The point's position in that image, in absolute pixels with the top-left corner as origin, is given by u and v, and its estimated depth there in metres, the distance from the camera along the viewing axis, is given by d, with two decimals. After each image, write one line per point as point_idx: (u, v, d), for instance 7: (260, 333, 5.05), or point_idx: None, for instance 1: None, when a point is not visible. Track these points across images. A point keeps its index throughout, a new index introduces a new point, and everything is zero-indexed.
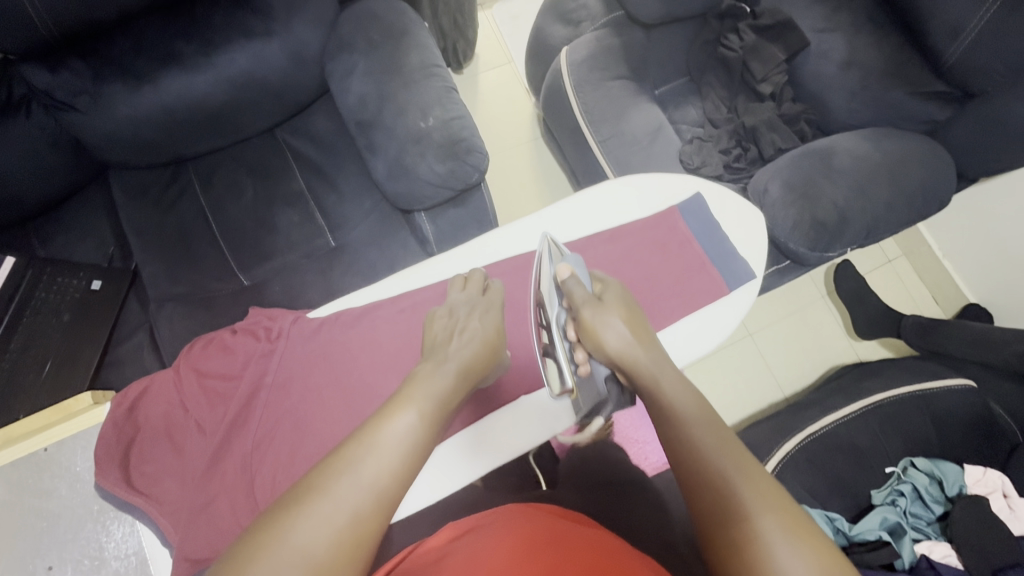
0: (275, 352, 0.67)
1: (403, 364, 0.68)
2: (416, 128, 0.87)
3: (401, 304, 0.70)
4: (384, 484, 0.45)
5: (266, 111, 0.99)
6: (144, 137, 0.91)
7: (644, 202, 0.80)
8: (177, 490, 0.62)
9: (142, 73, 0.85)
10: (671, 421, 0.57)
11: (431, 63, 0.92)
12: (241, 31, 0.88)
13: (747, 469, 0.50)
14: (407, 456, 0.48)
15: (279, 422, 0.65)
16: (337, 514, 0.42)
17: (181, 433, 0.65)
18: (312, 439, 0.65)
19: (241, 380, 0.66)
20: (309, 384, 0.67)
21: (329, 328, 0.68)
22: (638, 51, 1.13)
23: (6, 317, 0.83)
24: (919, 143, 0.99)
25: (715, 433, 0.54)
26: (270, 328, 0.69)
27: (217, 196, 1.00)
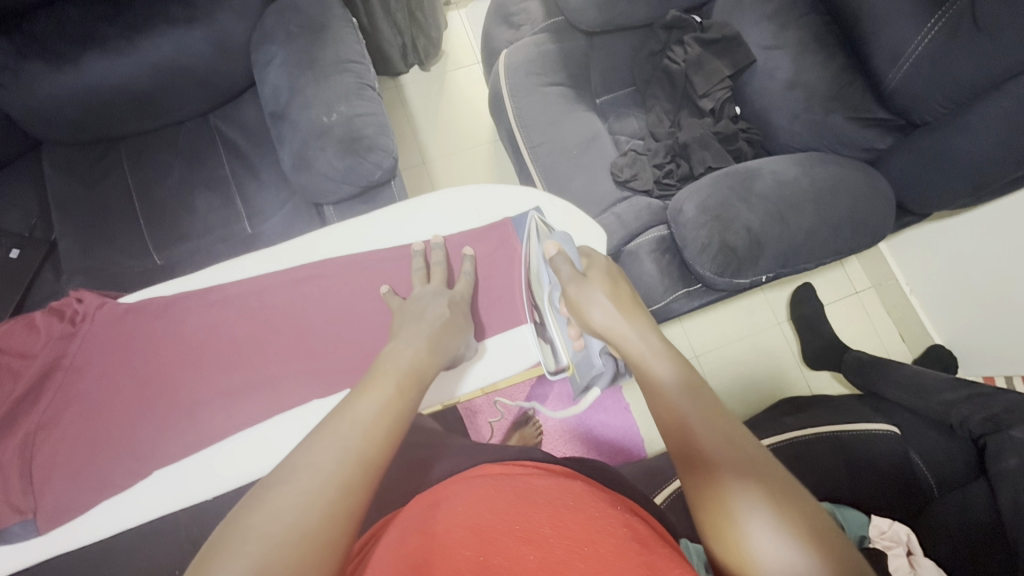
0: (76, 334, 0.65)
1: (206, 358, 0.66)
2: (319, 123, 0.88)
3: (210, 297, 0.66)
4: (369, 455, 0.46)
5: (194, 97, 1.01)
6: (69, 115, 0.95)
7: (481, 214, 0.75)
8: None
9: (65, 55, 0.89)
10: (669, 413, 0.52)
11: (346, 59, 0.92)
12: (163, 19, 0.91)
13: (760, 481, 0.44)
14: (389, 429, 0.49)
15: (70, 404, 0.64)
16: (319, 482, 0.43)
17: None
18: (100, 426, 0.64)
19: (36, 359, 0.64)
20: (105, 370, 0.65)
21: (134, 315, 0.65)
22: (579, 59, 1.11)
23: None
24: (854, 171, 0.94)
25: (723, 439, 0.48)
26: (76, 310, 0.66)
27: (142, 176, 1.02)
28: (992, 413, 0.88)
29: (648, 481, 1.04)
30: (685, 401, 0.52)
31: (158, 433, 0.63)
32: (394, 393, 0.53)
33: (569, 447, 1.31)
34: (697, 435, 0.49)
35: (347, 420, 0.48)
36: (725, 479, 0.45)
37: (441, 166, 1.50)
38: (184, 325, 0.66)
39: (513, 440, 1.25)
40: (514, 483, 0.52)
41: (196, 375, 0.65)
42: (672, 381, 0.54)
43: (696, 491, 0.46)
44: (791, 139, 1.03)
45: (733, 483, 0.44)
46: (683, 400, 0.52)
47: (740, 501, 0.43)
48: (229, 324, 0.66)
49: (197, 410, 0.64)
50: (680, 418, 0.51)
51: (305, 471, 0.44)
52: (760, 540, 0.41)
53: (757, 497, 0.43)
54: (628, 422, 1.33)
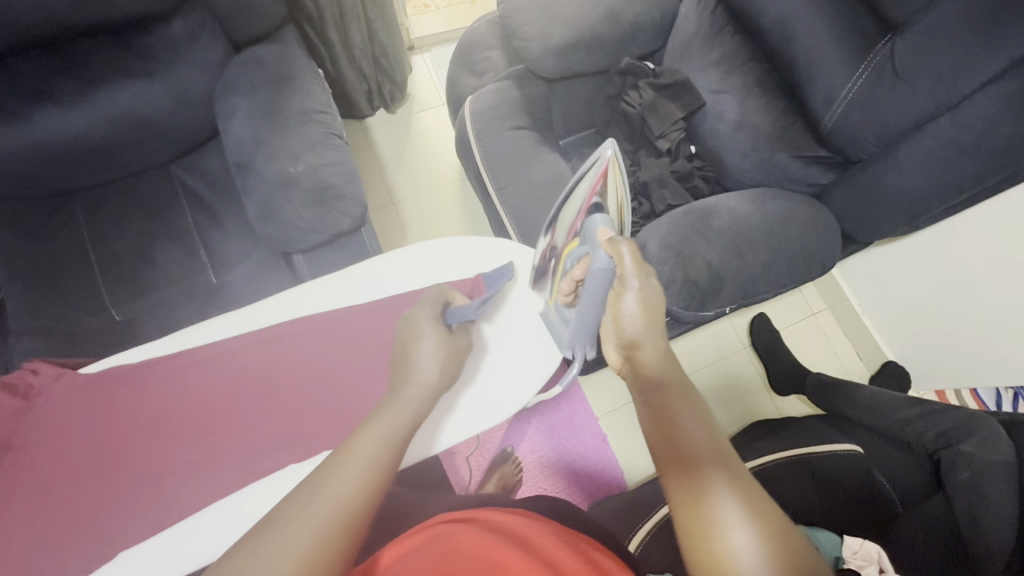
0: (30, 410, 0.63)
1: (171, 426, 0.64)
2: (285, 172, 0.88)
3: (180, 361, 0.66)
4: (350, 509, 0.48)
5: (153, 148, 1.00)
6: (18, 170, 0.92)
7: (454, 265, 0.76)
8: None
9: (13, 111, 0.86)
10: (662, 405, 0.54)
11: (313, 109, 0.93)
12: (122, 73, 0.91)
13: (736, 479, 0.46)
14: (375, 477, 0.51)
15: (21, 486, 0.60)
16: (317, 522, 0.46)
17: None
18: (55, 508, 0.59)
19: None
20: (59, 445, 0.61)
21: (93, 384, 0.64)
22: (540, 104, 1.15)
23: None
24: (800, 206, 1.00)
25: (708, 437, 0.50)
26: (30, 384, 0.64)
27: (99, 229, 0.99)
28: (943, 429, 0.94)
29: (628, 514, 1.04)
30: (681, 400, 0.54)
31: (119, 511, 0.60)
32: (391, 444, 0.54)
33: (549, 483, 1.30)
34: (684, 428, 0.51)
35: (338, 472, 0.50)
36: (705, 468, 0.47)
37: (411, 205, 1.51)
38: (149, 388, 0.64)
39: (493, 481, 1.23)
40: (487, 527, 0.50)
41: (160, 445, 0.63)
42: (670, 380, 0.57)
43: (674, 475, 0.48)
44: (743, 175, 1.10)
45: (710, 474, 0.47)
46: (677, 396, 0.54)
47: (717, 490, 0.45)
48: (198, 388, 0.65)
49: (162, 484, 0.61)
50: (671, 405, 0.54)
51: (307, 512, 0.46)
52: (726, 524, 0.43)
53: (729, 489, 0.46)
54: (606, 455, 1.34)
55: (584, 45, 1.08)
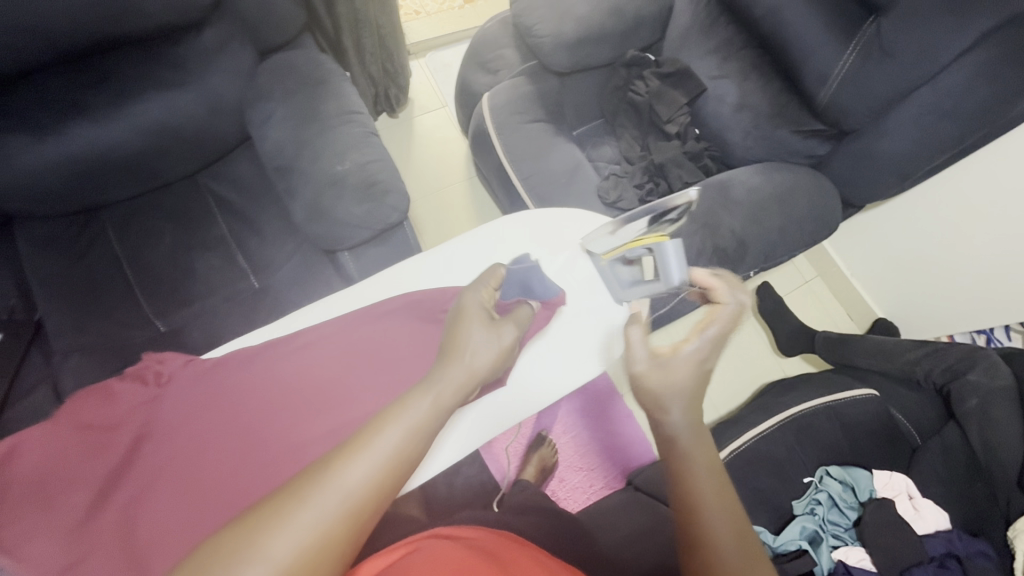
0: (164, 396, 0.61)
1: (307, 400, 0.62)
2: (332, 171, 0.90)
3: (300, 340, 0.67)
4: (361, 502, 0.41)
5: (185, 159, 1.00)
6: (53, 186, 0.90)
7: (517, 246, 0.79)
8: (42, 548, 0.49)
9: (50, 126, 0.85)
10: (664, 427, 0.54)
11: (349, 110, 0.96)
12: (156, 83, 0.90)
13: (722, 497, 0.52)
14: (394, 471, 0.44)
15: (162, 468, 0.56)
16: (327, 509, 0.40)
17: (54, 486, 0.53)
18: (199, 489, 0.55)
19: (122, 429, 0.58)
20: (197, 426, 0.59)
21: (224, 368, 0.64)
22: (553, 97, 1.21)
23: None
24: (803, 174, 1.09)
25: (704, 455, 0.53)
26: (160, 372, 0.63)
27: (134, 243, 0.98)
28: (948, 364, 1.05)
29: None
30: (680, 425, 0.53)
31: (270, 483, 0.56)
32: (409, 426, 0.46)
33: (584, 462, 1.35)
34: (685, 445, 0.53)
35: (363, 450, 0.43)
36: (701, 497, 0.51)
37: (422, 205, 1.54)
38: (255, 380, 0.62)
39: (533, 465, 1.26)
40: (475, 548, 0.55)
41: (298, 417, 0.61)
42: (670, 395, 0.54)
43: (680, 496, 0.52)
44: (746, 152, 1.19)
45: (705, 499, 0.51)
46: (676, 413, 0.54)
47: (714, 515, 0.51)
48: (321, 362, 0.65)
49: (303, 457, 0.58)
50: (672, 429, 0.53)
51: (318, 496, 0.40)
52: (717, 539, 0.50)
53: (717, 505, 0.52)
54: (635, 431, 1.38)
55: (594, 39, 1.14)
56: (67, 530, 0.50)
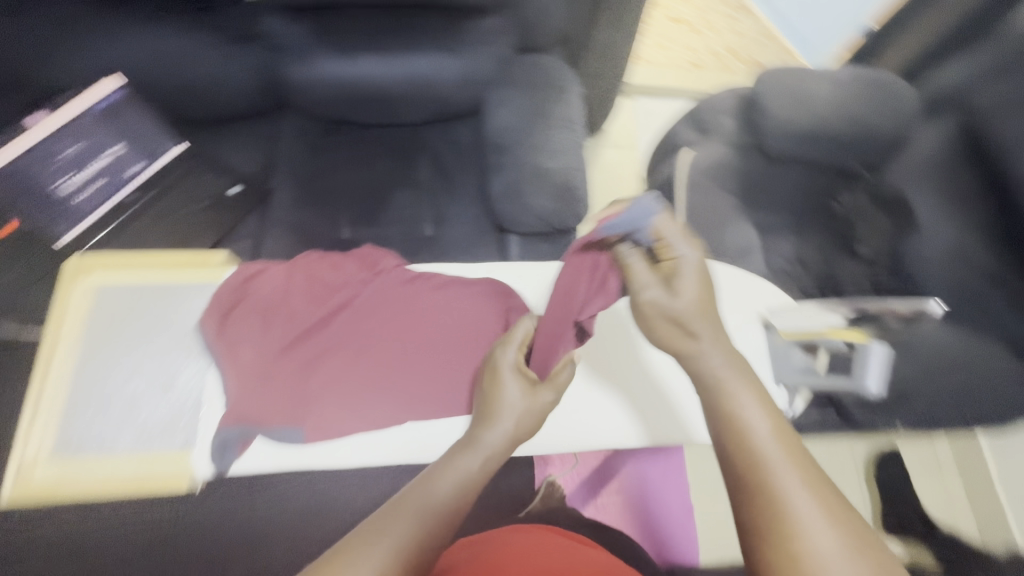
0: (371, 282, 0.73)
1: (465, 339, 0.68)
2: (541, 165, 0.99)
3: (478, 288, 0.72)
4: (423, 553, 0.43)
5: (423, 109, 1.13)
6: (325, 95, 1.08)
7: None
8: (253, 355, 0.66)
9: (347, 49, 1.02)
10: (736, 425, 0.44)
11: (573, 120, 1.05)
12: (436, 45, 1.03)
13: (816, 488, 0.40)
14: (450, 519, 0.46)
15: (346, 337, 0.68)
16: (393, 561, 0.41)
17: (275, 314, 0.70)
18: (364, 364, 0.67)
19: (335, 294, 0.72)
20: (381, 318, 0.69)
21: (415, 283, 0.72)
22: (754, 177, 1.21)
23: (150, 190, 1.00)
24: (1001, 354, 1.01)
25: (785, 440, 0.43)
26: (376, 264, 0.76)
27: (356, 160, 1.15)
28: None
29: None
30: (745, 400, 0.46)
31: (411, 390, 0.65)
32: (481, 466, 0.51)
33: None
34: (758, 438, 0.43)
35: (422, 504, 0.46)
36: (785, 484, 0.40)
37: None
38: (427, 309, 0.70)
39: None
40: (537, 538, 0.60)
41: (455, 349, 0.68)
42: (743, 399, 0.46)
43: (741, 487, 0.41)
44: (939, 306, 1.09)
45: (784, 478, 0.41)
46: (752, 409, 0.45)
47: (796, 492, 0.40)
48: (487, 315, 0.69)
49: (445, 382, 0.66)
50: (745, 419, 0.45)
51: (377, 548, 0.42)
52: (801, 527, 0.38)
53: (805, 489, 0.40)
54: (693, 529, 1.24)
55: (820, 139, 1.13)
56: (273, 352, 0.67)
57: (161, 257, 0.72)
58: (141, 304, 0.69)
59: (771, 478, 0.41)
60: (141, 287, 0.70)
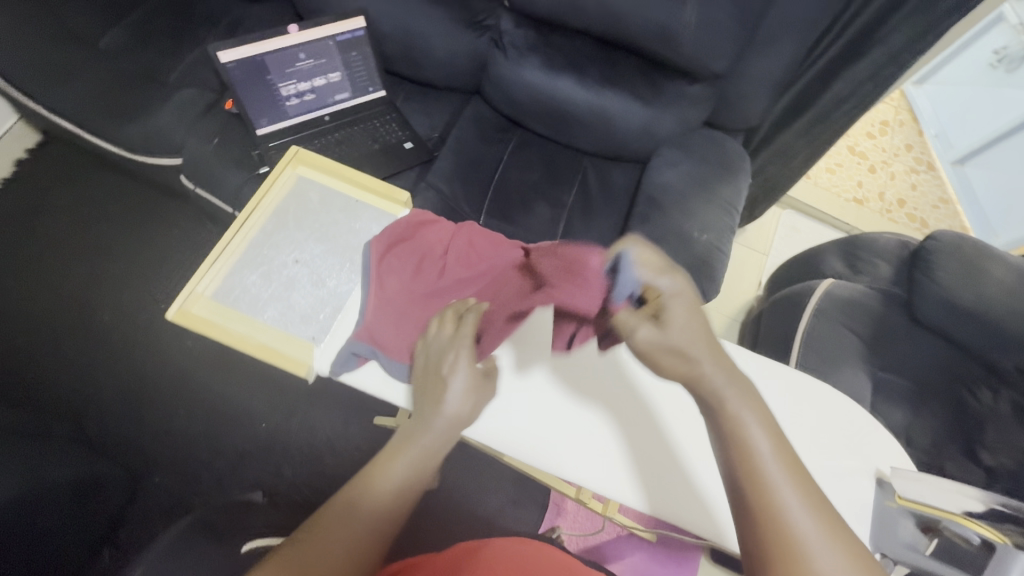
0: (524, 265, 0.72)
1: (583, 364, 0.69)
2: (689, 233, 0.99)
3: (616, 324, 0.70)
4: (368, 528, 0.52)
5: (593, 142, 1.17)
6: (516, 97, 1.16)
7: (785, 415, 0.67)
8: (397, 288, 0.68)
9: (554, 67, 1.10)
10: (746, 459, 0.44)
11: (733, 204, 1.05)
12: (631, 92, 1.08)
13: (828, 518, 0.41)
14: (393, 502, 0.54)
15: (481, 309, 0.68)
16: (331, 544, 0.50)
17: (428, 263, 0.72)
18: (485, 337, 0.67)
19: (484, 264, 0.72)
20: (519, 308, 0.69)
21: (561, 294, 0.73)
22: (890, 332, 1.13)
23: (338, 121, 1.19)
24: None
25: (793, 474, 0.43)
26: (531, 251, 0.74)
27: (515, 160, 1.21)
28: None
29: None
30: (752, 427, 0.45)
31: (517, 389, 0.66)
32: (409, 468, 0.56)
33: None
34: (770, 475, 0.43)
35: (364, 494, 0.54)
36: (793, 519, 0.41)
37: None
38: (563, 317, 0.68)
39: None
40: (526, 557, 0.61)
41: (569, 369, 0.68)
42: (756, 435, 0.45)
43: (760, 514, 0.41)
44: None
45: (795, 515, 0.41)
46: (762, 441, 0.44)
47: (800, 515, 0.41)
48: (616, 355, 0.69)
49: None
50: (755, 454, 0.44)
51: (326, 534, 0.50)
52: (812, 557, 0.39)
53: (817, 529, 0.40)
54: None
55: (981, 325, 1.04)
56: (414, 294, 0.69)
57: (361, 178, 0.77)
58: (329, 205, 0.75)
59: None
60: (337, 194, 0.76)
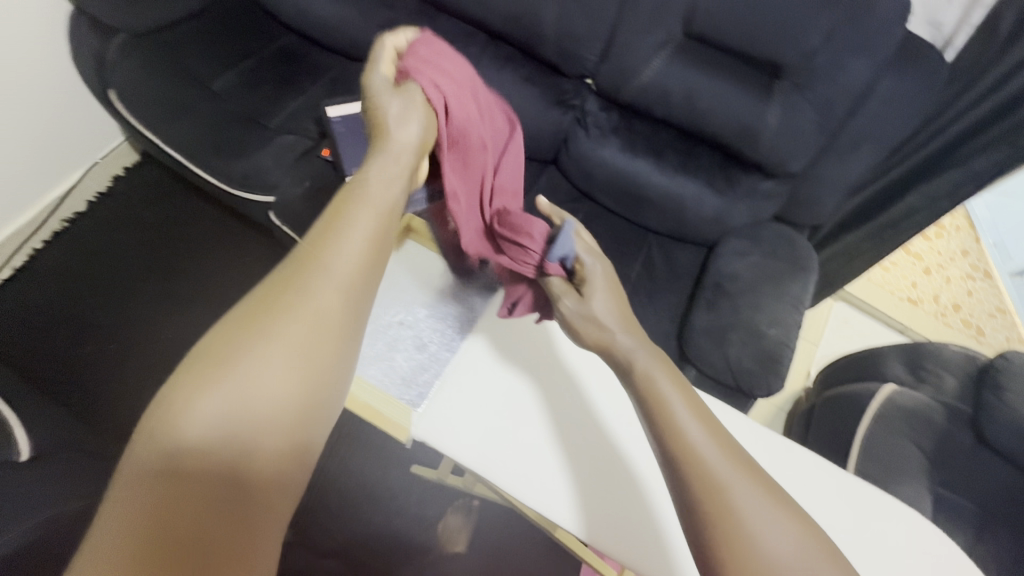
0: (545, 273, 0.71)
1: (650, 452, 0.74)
2: (759, 327, 1.00)
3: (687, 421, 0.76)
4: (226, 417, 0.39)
5: (662, 222, 1.22)
6: (592, 172, 1.21)
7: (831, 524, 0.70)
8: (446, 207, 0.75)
9: (633, 150, 1.16)
10: (664, 419, 0.51)
11: (802, 300, 1.06)
12: (705, 181, 1.13)
13: (726, 444, 0.49)
14: (265, 385, 0.41)
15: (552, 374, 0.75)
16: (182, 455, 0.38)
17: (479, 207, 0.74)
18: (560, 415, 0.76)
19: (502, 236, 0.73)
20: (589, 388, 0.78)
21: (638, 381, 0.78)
22: (954, 449, 1.09)
23: None
24: None
25: (709, 428, 0.50)
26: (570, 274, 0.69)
27: (584, 231, 1.26)
28: None
29: None
30: (674, 397, 0.53)
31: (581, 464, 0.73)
32: (277, 338, 0.42)
33: None
34: (686, 429, 0.50)
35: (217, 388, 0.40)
36: (705, 453, 0.48)
37: None
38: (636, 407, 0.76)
39: None
40: None
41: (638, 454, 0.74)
42: (676, 399, 0.53)
43: (677, 448, 0.49)
44: None
45: (705, 448, 0.48)
46: (680, 407, 0.52)
47: (704, 439, 0.49)
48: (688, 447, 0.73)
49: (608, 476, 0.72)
50: (677, 417, 0.51)
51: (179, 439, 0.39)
52: (726, 481, 0.46)
53: (723, 457, 0.47)
54: None
55: None
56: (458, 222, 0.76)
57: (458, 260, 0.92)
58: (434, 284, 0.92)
59: (735, 503, 0.44)
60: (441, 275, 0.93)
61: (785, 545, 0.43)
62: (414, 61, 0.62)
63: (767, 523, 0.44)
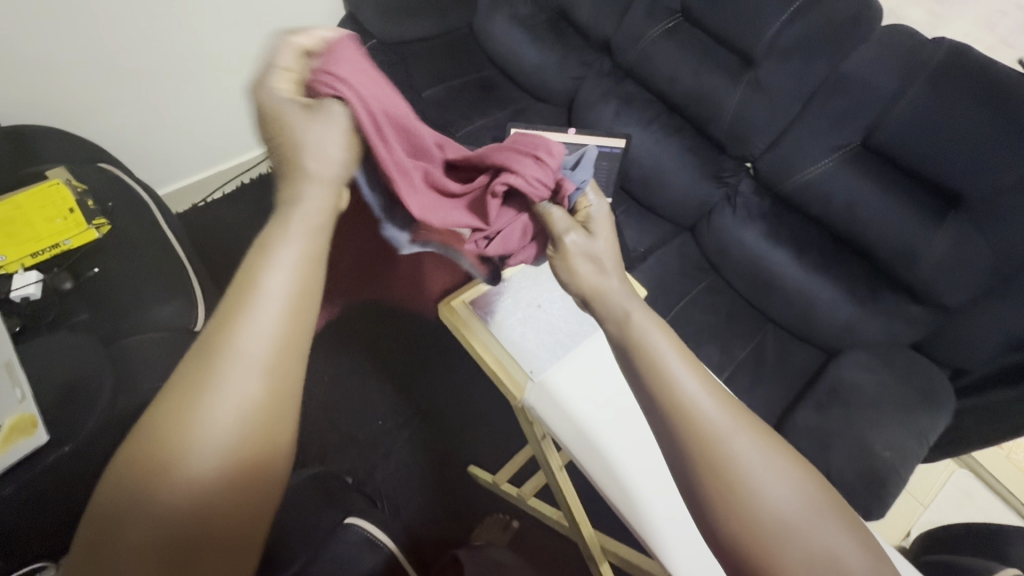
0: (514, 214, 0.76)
1: None
2: (875, 449, 0.95)
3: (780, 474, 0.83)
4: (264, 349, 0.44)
5: (787, 316, 1.22)
6: (729, 249, 1.26)
7: None
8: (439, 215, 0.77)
9: (777, 239, 1.19)
10: (660, 374, 0.56)
11: (928, 436, 0.99)
12: (846, 288, 1.13)
13: (724, 404, 0.54)
14: (281, 314, 0.46)
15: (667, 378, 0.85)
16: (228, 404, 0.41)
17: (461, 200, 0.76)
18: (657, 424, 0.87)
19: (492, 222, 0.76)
20: None
21: None
22: None
23: None
24: None
25: (696, 377, 0.56)
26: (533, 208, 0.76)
27: (703, 301, 1.30)
28: None
29: None
30: (660, 341, 0.58)
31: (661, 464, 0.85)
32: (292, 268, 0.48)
33: None
34: (679, 386, 0.55)
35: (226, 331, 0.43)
36: (703, 411, 0.53)
37: None
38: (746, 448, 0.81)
39: None
40: None
41: None
42: (667, 347, 0.58)
43: (670, 406, 0.54)
44: None
45: (700, 403, 0.53)
46: (677, 366, 0.56)
47: (691, 382, 0.55)
48: None
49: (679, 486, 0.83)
50: (671, 373, 0.56)
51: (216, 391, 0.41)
52: (722, 434, 0.52)
53: (717, 414, 0.53)
54: None
55: None
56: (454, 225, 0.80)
57: None
58: None
59: (732, 453, 0.51)
60: None
61: (784, 494, 0.50)
62: (335, 68, 0.57)
63: (756, 462, 0.51)
